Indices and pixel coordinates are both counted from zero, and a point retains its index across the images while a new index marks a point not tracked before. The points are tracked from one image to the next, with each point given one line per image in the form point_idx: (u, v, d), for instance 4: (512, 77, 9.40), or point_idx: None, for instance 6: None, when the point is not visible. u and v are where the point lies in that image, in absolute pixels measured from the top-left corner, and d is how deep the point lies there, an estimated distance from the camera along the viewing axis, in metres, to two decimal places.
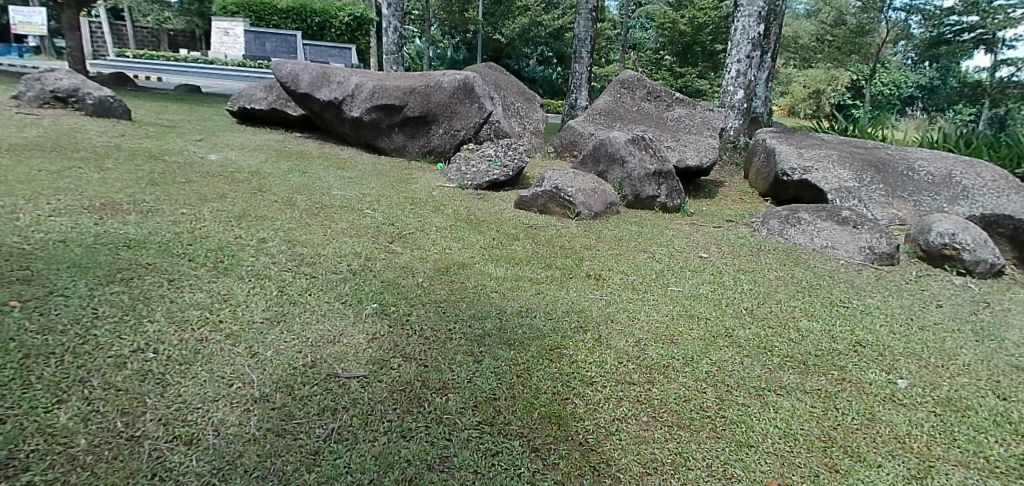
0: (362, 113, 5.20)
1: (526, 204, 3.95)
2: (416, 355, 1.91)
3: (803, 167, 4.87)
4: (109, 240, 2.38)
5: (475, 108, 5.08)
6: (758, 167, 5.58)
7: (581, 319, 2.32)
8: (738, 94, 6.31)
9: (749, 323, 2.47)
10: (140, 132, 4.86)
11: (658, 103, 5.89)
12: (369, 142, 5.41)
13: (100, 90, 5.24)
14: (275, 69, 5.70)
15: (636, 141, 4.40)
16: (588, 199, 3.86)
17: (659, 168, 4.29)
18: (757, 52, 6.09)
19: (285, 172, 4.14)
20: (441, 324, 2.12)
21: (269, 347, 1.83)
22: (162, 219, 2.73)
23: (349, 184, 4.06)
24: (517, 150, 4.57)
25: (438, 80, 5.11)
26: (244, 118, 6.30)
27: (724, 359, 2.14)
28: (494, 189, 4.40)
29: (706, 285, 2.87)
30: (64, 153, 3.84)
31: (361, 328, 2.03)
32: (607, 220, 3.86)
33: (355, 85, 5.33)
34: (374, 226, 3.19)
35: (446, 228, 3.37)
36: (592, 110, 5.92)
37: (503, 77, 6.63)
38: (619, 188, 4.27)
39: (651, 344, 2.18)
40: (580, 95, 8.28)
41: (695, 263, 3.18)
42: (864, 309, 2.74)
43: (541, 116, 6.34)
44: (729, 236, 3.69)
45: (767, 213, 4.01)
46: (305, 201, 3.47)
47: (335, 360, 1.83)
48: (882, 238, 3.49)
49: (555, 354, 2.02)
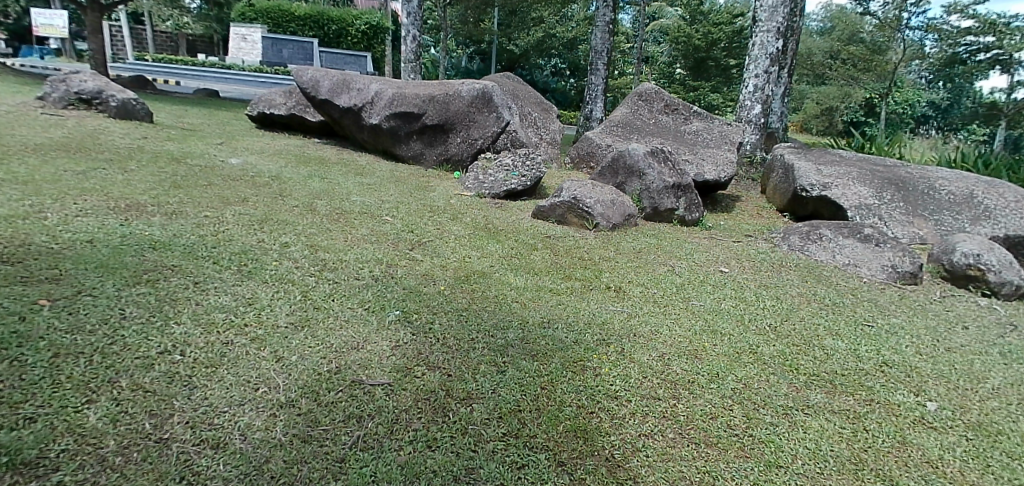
0: (381, 120, 5.25)
1: (544, 214, 3.96)
2: (439, 364, 1.90)
3: (823, 183, 4.88)
4: (134, 241, 2.39)
5: (493, 117, 5.07)
6: (776, 183, 5.56)
7: (604, 332, 2.30)
8: (755, 108, 6.33)
9: (772, 340, 2.45)
10: (162, 135, 4.90)
11: (676, 116, 5.87)
12: (387, 149, 5.43)
13: (123, 93, 5.31)
14: (295, 75, 5.73)
15: (655, 153, 4.37)
16: (607, 210, 3.86)
17: (677, 181, 4.26)
18: (775, 67, 6.12)
19: (305, 178, 4.17)
20: (464, 333, 2.10)
21: (294, 352, 1.83)
22: (186, 221, 2.75)
23: (368, 190, 4.07)
24: (535, 160, 4.56)
25: (457, 89, 5.12)
26: (264, 123, 6.36)
27: (749, 376, 2.11)
28: (511, 199, 4.40)
29: (727, 300, 2.85)
30: (89, 153, 3.89)
31: (384, 334, 2.01)
32: (625, 232, 3.84)
33: (375, 92, 5.36)
34: (394, 233, 3.22)
35: (466, 236, 3.40)
36: (610, 122, 5.90)
37: (519, 87, 6.62)
38: (637, 200, 4.22)
39: (674, 358, 2.16)
40: (595, 106, 8.29)
41: (716, 278, 3.16)
42: (889, 330, 2.73)
43: (557, 127, 6.34)
44: (750, 251, 3.65)
45: (787, 229, 3.95)
46: (326, 206, 3.49)
47: (359, 366, 1.82)
48: (905, 256, 3.45)
49: (579, 367, 2.00)
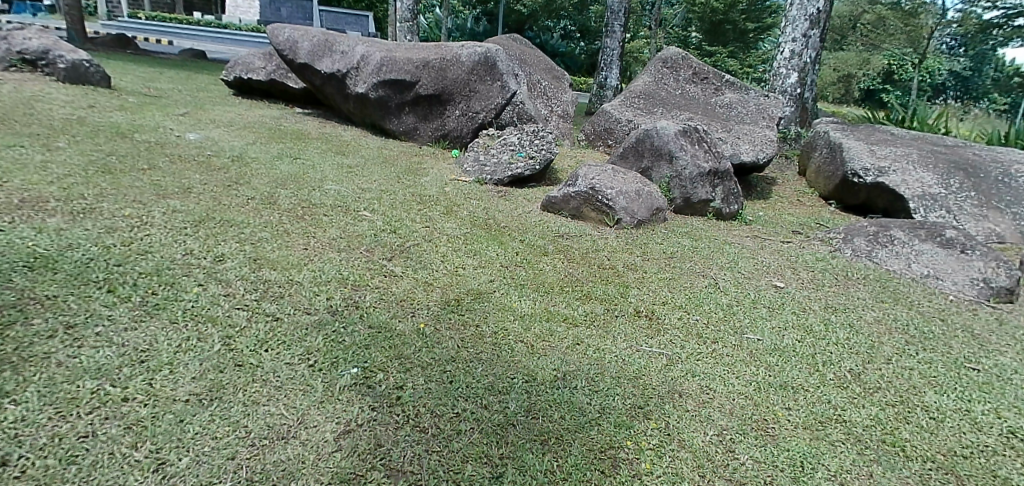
0: (369, 89, 4.56)
1: (556, 205, 3.34)
2: (404, 466, 1.30)
3: (879, 167, 4.21)
4: (6, 257, 1.78)
5: (497, 86, 4.37)
6: (819, 164, 4.89)
7: (639, 393, 1.69)
8: (791, 77, 5.66)
9: (861, 400, 1.85)
10: (114, 103, 4.24)
11: (705, 86, 5.16)
12: (376, 123, 4.77)
13: (74, 53, 4.63)
14: (271, 34, 5.01)
15: (688, 133, 3.69)
16: (631, 203, 3.23)
17: (714, 167, 3.58)
18: (815, 30, 5.49)
19: (274, 158, 3.53)
20: (446, 405, 1.50)
21: (185, 452, 1.24)
22: (94, 223, 2.12)
23: (347, 175, 3.42)
24: (545, 139, 3.90)
25: (455, 53, 4.40)
26: (241, 89, 5.68)
27: (846, 469, 1.52)
28: (516, 185, 3.75)
29: (789, 332, 2.25)
30: (12, 126, 3.26)
31: (330, 411, 1.41)
32: (653, 231, 3.21)
33: (361, 56, 4.65)
34: (371, 235, 2.62)
35: (460, 238, 2.79)
36: (631, 93, 5.18)
37: (528, 51, 5.90)
38: (665, 189, 3.55)
39: (740, 440, 1.56)
40: (610, 73, 7.54)
41: (769, 296, 2.54)
42: (1002, 375, 2.11)
43: (570, 97, 5.58)
44: (805, 256, 3.00)
45: (848, 228, 3.25)
46: (290, 197, 2.87)
47: (284, 476, 1.23)
48: (998, 268, 2.78)
49: (609, 463, 1.40)
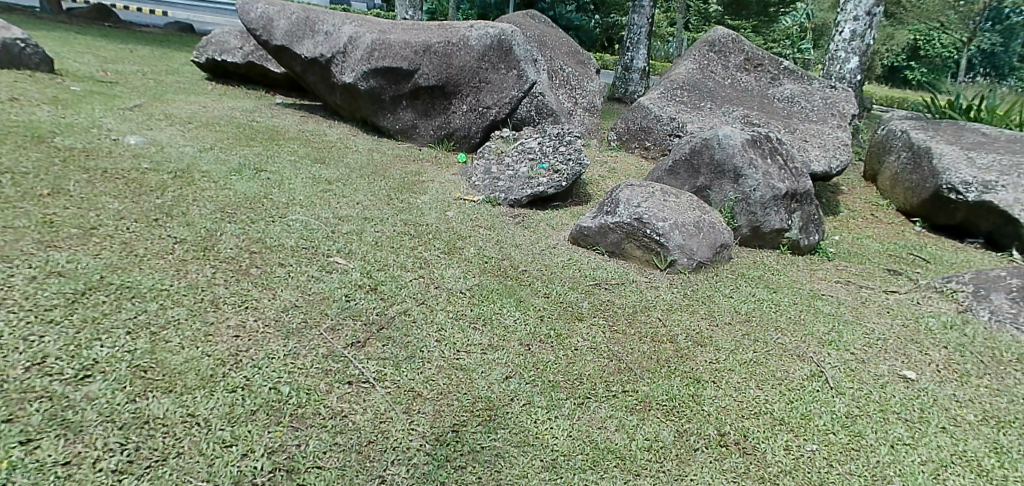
0: (358, 79, 3.77)
1: (589, 240, 2.59)
2: None
3: (986, 182, 3.39)
4: None
5: (512, 76, 3.60)
6: (899, 171, 4.07)
7: None
8: (852, 62, 4.80)
9: None
10: (48, 93, 3.52)
11: (758, 75, 4.34)
12: (369, 119, 4.01)
13: (7, 32, 3.93)
14: (243, 12, 4.22)
15: (756, 142, 2.90)
16: (690, 240, 2.45)
17: (791, 188, 2.80)
18: (882, 6, 4.60)
19: (230, 171, 2.80)
20: None
21: None
22: None
23: (320, 194, 2.69)
24: (573, 146, 3.13)
25: (461, 35, 3.60)
26: (216, 73, 4.92)
27: None
28: (537, 206, 3.00)
29: (952, 474, 1.50)
30: None
31: None
32: (717, 276, 2.45)
33: (348, 37, 3.84)
34: (337, 297, 1.87)
35: (464, 296, 2.04)
36: (670, 83, 4.35)
37: (547, 30, 5.05)
38: (728, 215, 2.80)
39: None
40: (637, 54, 6.66)
41: (901, 397, 1.78)
42: None
43: (597, 86, 4.76)
44: (927, 320, 2.23)
45: (976, 278, 2.46)
46: (235, 235, 2.14)
47: None
48: None
49: None
